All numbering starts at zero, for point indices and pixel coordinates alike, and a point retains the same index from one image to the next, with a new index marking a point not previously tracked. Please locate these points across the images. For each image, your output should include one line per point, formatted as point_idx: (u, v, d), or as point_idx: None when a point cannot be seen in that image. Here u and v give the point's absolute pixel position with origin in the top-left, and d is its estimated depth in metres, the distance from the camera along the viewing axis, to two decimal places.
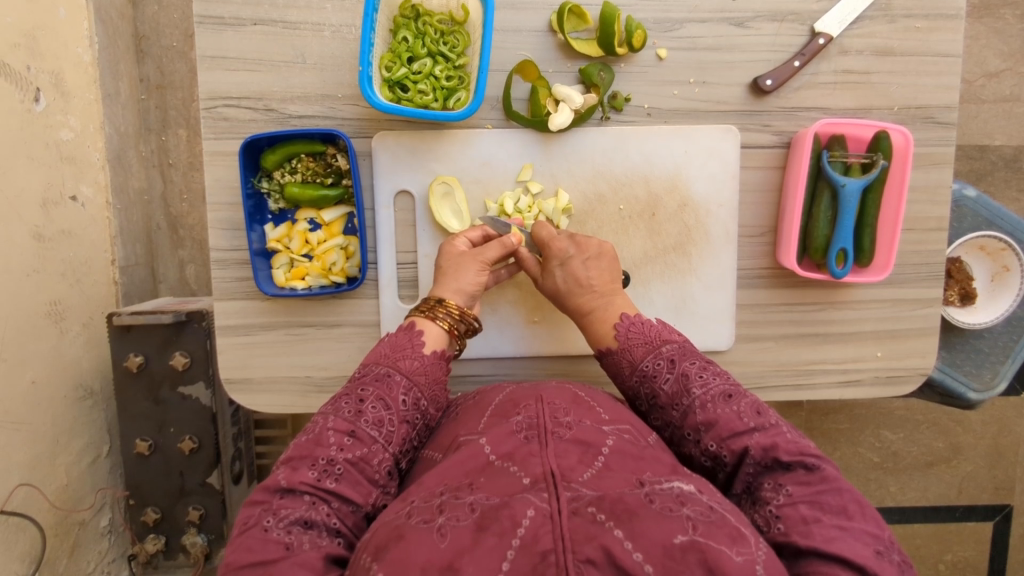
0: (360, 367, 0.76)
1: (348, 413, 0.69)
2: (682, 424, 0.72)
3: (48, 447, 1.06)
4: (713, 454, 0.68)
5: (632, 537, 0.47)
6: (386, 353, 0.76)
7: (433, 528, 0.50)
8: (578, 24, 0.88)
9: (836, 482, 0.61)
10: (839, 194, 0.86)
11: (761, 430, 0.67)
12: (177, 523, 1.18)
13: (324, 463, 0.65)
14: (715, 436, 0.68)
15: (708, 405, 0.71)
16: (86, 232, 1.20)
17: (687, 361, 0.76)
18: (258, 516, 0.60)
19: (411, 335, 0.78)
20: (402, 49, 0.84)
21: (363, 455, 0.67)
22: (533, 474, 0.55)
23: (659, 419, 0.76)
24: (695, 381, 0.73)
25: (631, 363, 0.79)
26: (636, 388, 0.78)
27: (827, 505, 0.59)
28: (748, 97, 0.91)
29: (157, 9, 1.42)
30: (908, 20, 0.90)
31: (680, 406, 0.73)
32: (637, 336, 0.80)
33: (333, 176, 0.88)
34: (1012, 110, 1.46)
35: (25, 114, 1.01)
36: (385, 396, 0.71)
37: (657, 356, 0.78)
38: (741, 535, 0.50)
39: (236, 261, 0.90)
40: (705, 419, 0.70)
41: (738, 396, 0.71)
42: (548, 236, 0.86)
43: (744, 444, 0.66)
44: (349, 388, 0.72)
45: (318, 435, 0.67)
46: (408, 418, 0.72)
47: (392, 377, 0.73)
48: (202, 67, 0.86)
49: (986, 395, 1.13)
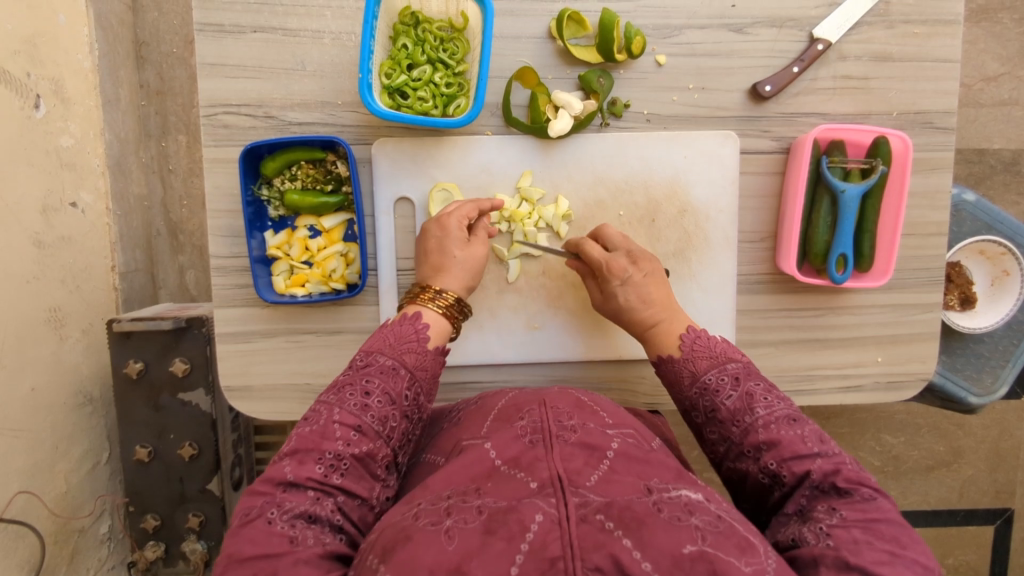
0: (362, 356, 0.75)
1: (355, 406, 0.68)
2: (742, 441, 0.71)
3: (47, 454, 1.06)
4: (771, 472, 0.68)
5: (641, 546, 0.47)
6: (390, 344, 0.75)
7: (440, 531, 0.50)
8: (578, 31, 0.88)
9: (892, 515, 0.60)
10: (839, 200, 0.87)
11: (824, 456, 0.66)
12: (177, 529, 1.17)
13: (331, 457, 0.64)
14: (776, 455, 0.68)
15: (772, 425, 0.70)
16: (86, 238, 1.20)
17: (752, 381, 0.75)
18: (262, 508, 0.60)
19: (415, 326, 0.78)
20: (401, 56, 0.84)
21: (369, 451, 0.66)
22: (540, 478, 0.55)
23: (715, 433, 0.75)
24: (760, 402, 0.73)
25: (693, 374, 0.79)
26: (696, 400, 0.78)
27: (881, 532, 0.58)
28: (747, 103, 0.91)
29: (157, 15, 1.43)
30: (906, 25, 0.90)
31: (741, 422, 0.72)
32: (702, 350, 0.80)
33: (333, 183, 0.88)
34: (1010, 114, 1.46)
35: (25, 121, 1.02)
36: (390, 391, 0.71)
37: (721, 371, 0.77)
38: (749, 545, 0.50)
39: (236, 267, 0.90)
40: (767, 438, 0.69)
41: (803, 422, 0.70)
42: (601, 259, 0.85)
43: (805, 468, 0.66)
44: (354, 378, 0.71)
45: (324, 427, 0.66)
46: (409, 412, 0.72)
47: (397, 371, 0.73)
48: (202, 75, 0.86)
49: (987, 399, 1.13)
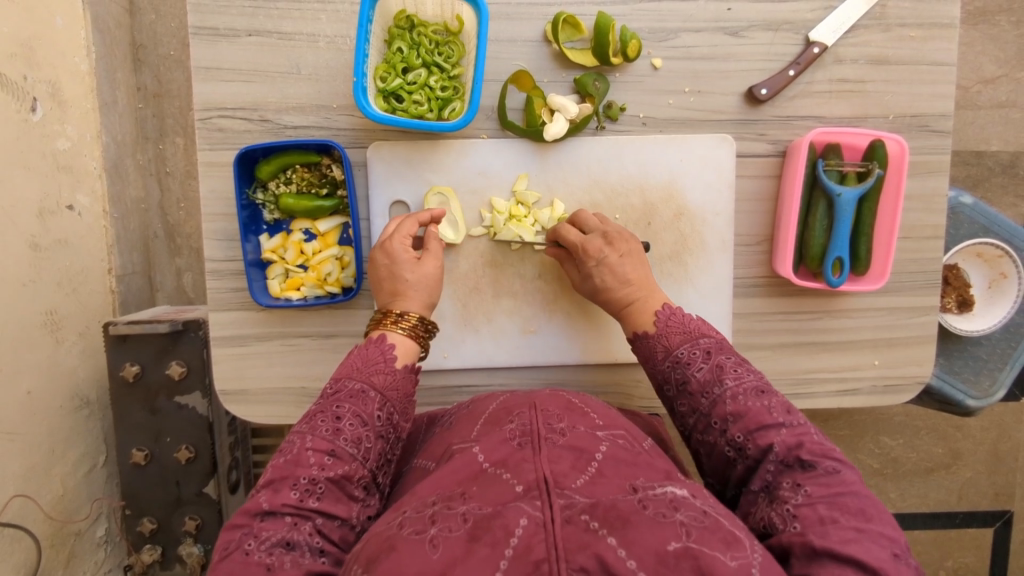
0: (331, 382, 0.74)
1: (326, 432, 0.68)
2: (710, 412, 0.71)
3: (43, 457, 1.06)
4: (738, 445, 0.68)
5: (625, 544, 0.47)
6: (358, 367, 0.74)
7: (425, 539, 0.50)
8: (573, 34, 0.88)
9: (856, 488, 0.61)
10: (835, 204, 0.86)
11: (788, 427, 0.67)
12: (173, 533, 1.17)
13: (305, 483, 0.64)
14: (743, 428, 0.68)
15: (740, 396, 0.70)
16: (83, 241, 1.20)
17: (723, 354, 0.75)
18: (239, 540, 0.60)
19: (382, 348, 0.77)
20: (396, 59, 0.84)
21: (345, 474, 0.66)
22: (526, 481, 0.55)
23: (685, 405, 0.75)
24: (729, 373, 0.72)
25: (665, 348, 0.78)
26: (667, 373, 0.77)
27: (846, 507, 0.59)
28: (743, 106, 0.91)
29: (154, 18, 1.43)
30: (902, 28, 0.90)
31: (711, 394, 0.72)
32: (676, 326, 0.80)
33: (328, 187, 0.88)
34: (1008, 116, 1.46)
35: (22, 124, 1.01)
36: (361, 413, 0.70)
37: (694, 346, 0.76)
38: (735, 539, 0.50)
39: (231, 271, 0.90)
40: (734, 410, 0.69)
41: (770, 393, 0.70)
42: (578, 240, 0.84)
43: (769, 440, 0.66)
44: (324, 405, 0.71)
45: (297, 455, 0.66)
46: (383, 432, 0.72)
47: (367, 393, 0.72)
48: (197, 78, 0.86)
49: (985, 402, 1.12)
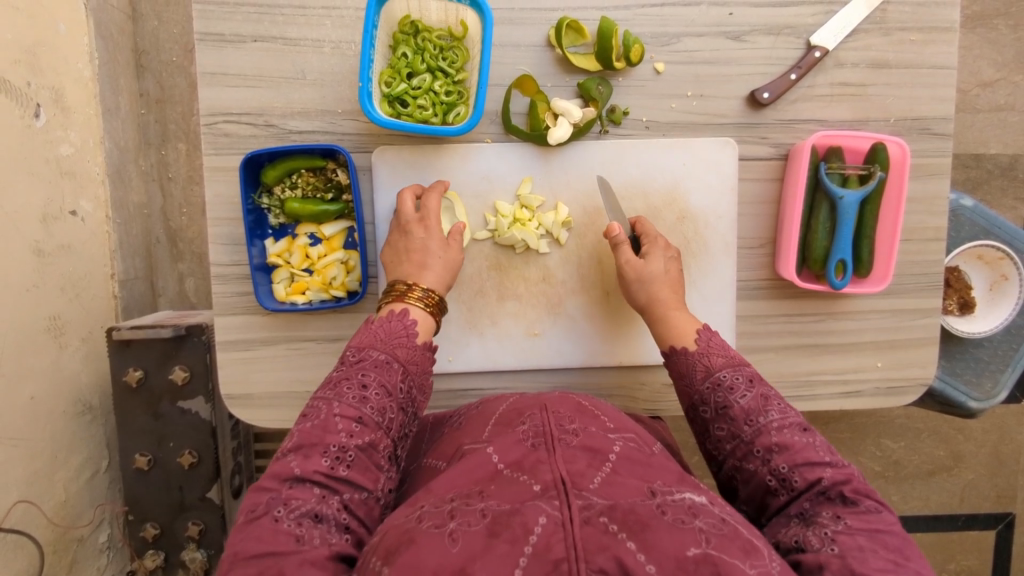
0: (354, 351, 0.75)
1: (353, 400, 0.69)
2: (752, 441, 0.71)
3: (46, 462, 1.06)
4: (781, 476, 0.67)
5: (645, 548, 0.47)
6: (383, 338, 0.76)
7: (444, 533, 0.50)
8: (577, 39, 0.89)
9: (896, 528, 0.61)
10: (838, 207, 0.87)
11: (833, 465, 0.67)
12: (176, 539, 1.16)
13: (336, 450, 0.65)
14: (788, 459, 0.68)
15: (786, 429, 0.70)
16: (86, 246, 1.20)
17: (766, 385, 0.75)
18: (269, 505, 0.60)
19: (405, 320, 0.78)
20: (401, 64, 0.84)
21: (372, 442, 0.67)
22: (544, 481, 0.55)
23: (723, 429, 0.74)
24: (775, 405, 0.72)
25: (706, 368, 0.78)
26: (706, 395, 0.76)
27: (885, 542, 0.59)
28: (745, 110, 0.92)
29: (156, 24, 1.43)
30: (903, 32, 0.91)
31: (754, 423, 0.71)
32: (718, 348, 0.80)
33: (334, 191, 0.88)
34: (1007, 119, 1.47)
35: (25, 130, 1.02)
36: (386, 383, 0.72)
37: (737, 371, 0.76)
38: (753, 548, 0.50)
39: (236, 275, 0.90)
40: (781, 441, 0.69)
41: (814, 432, 0.70)
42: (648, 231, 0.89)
43: (816, 475, 0.66)
44: (349, 373, 0.72)
45: (325, 421, 0.67)
46: (405, 405, 0.73)
47: (392, 364, 0.74)
48: (203, 84, 0.86)
49: (987, 404, 1.13)
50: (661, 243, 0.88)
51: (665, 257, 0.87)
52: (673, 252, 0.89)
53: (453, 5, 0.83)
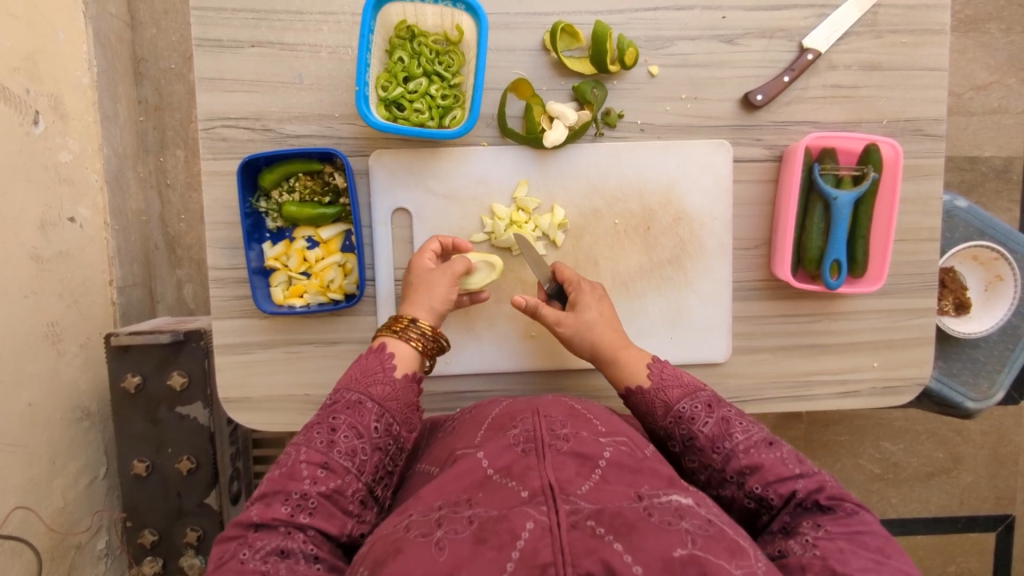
0: (331, 393, 0.75)
1: (320, 444, 0.69)
2: (723, 468, 0.71)
3: (44, 469, 1.05)
4: (758, 497, 0.68)
5: (631, 549, 0.47)
6: (357, 378, 0.75)
7: (431, 542, 0.50)
8: (571, 42, 0.90)
9: (875, 528, 0.62)
10: (832, 207, 0.88)
11: (805, 476, 0.68)
12: (174, 545, 1.16)
13: (297, 497, 0.65)
14: (761, 479, 0.68)
15: (752, 450, 0.70)
16: (84, 253, 1.21)
17: (724, 407, 0.75)
18: (233, 550, 0.61)
19: (382, 357, 0.77)
20: (397, 69, 0.85)
21: (337, 488, 0.67)
22: (532, 487, 0.55)
23: (695, 461, 0.74)
24: (736, 426, 0.73)
25: (665, 403, 0.77)
26: (671, 429, 0.76)
27: (865, 544, 0.60)
28: (739, 112, 0.93)
29: (155, 32, 1.44)
30: (894, 35, 0.92)
31: (722, 449, 0.71)
32: (671, 379, 0.79)
33: (331, 195, 0.89)
34: (1000, 122, 1.48)
35: (24, 137, 1.02)
36: (357, 425, 0.71)
37: (694, 400, 0.76)
38: (739, 548, 0.51)
39: (234, 279, 0.90)
40: (750, 463, 0.69)
41: (779, 444, 0.71)
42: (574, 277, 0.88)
43: (791, 488, 0.67)
44: (322, 417, 0.72)
45: (291, 468, 0.67)
46: (381, 444, 0.72)
47: (364, 404, 0.73)
48: (201, 89, 0.87)
49: (983, 404, 1.13)
50: (587, 286, 0.87)
51: (596, 301, 0.86)
52: (601, 291, 0.88)
53: (448, 10, 0.83)
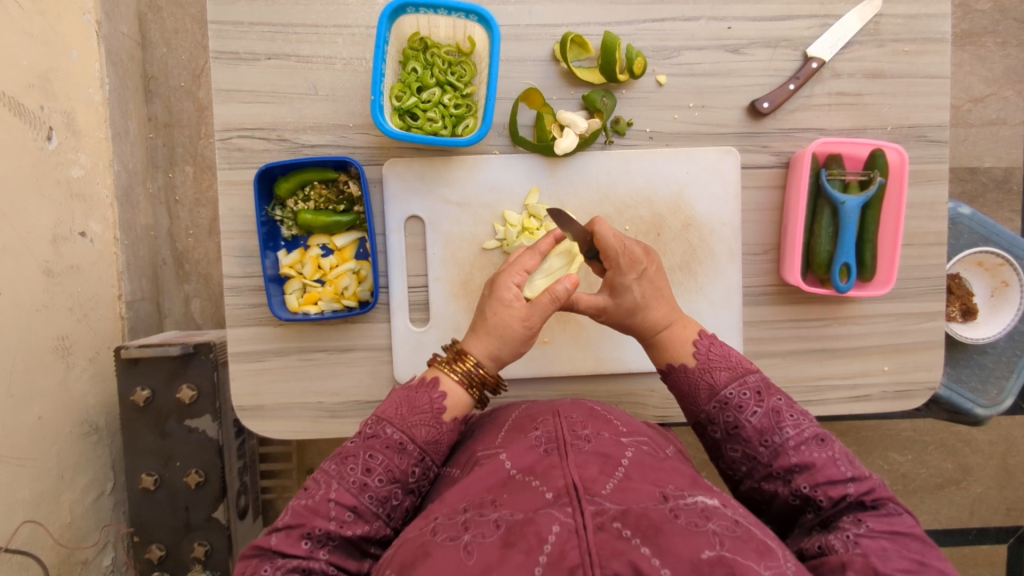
0: (371, 422, 0.72)
1: (353, 484, 0.67)
2: (770, 462, 0.70)
3: (53, 483, 1.05)
4: (805, 496, 0.67)
5: (659, 553, 0.47)
6: (401, 414, 0.72)
7: (459, 546, 0.50)
8: (581, 53, 0.92)
9: (917, 531, 0.63)
10: (840, 212, 0.89)
11: (857, 479, 0.67)
12: (181, 560, 1.15)
13: (321, 535, 0.64)
14: (810, 479, 0.67)
15: (803, 447, 0.69)
16: (94, 267, 1.21)
17: (775, 396, 0.73)
18: (256, 567, 0.62)
19: (431, 395, 0.74)
20: (411, 79, 0.86)
21: (364, 534, 0.66)
22: (555, 488, 0.55)
23: (737, 451, 0.73)
24: (788, 419, 0.71)
25: (710, 386, 0.76)
26: (714, 415, 0.75)
27: (908, 546, 0.60)
28: (746, 120, 0.94)
29: (166, 51, 1.47)
30: (896, 44, 0.94)
31: (770, 442, 0.70)
32: (719, 359, 0.78)
33: (345, 203, 0.91)
34: (999, 133, 1.50)
35: (38, 152, 1.03)
36: (393, 469, 0.69)
37: (742, 385, 0.74)
38: (767, 549, 0.50)
39: (249, 287, 0.91)
40: (801, 461, 0.68)
41: (831, 441, 0.70)
42: (616, 246, 0.79)
43: (840, 492, 0.66)
44: (358, 450, 0.69)
45: (319, 503, 0.66)
46: (413, 489, 0.70)
47: (405, 447, 0.70)
48: (218, 100, 0.89)
49: (993, 410, 1.13)
50: (624, 262, 0.79)
51: (637, 281, 0.79)
52: (640, 265, 0.79)
53: (461, 22, 0.85)
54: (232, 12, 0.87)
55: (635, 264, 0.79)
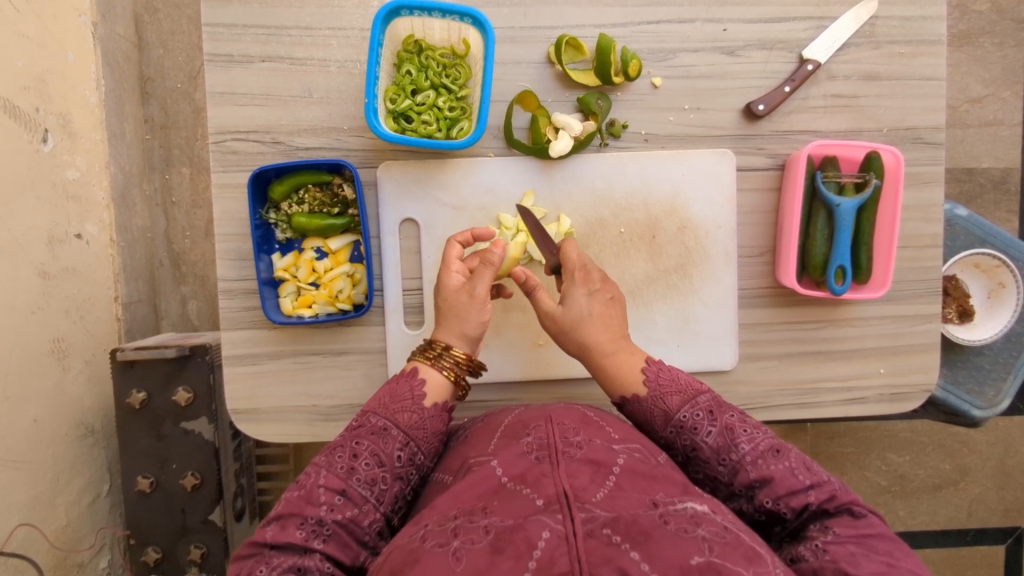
0: (358, 416, 0.73)
1: (340, 469, 0.67)
2: (731, 481, 0.70)
3: (48, 486, 1.04)
4: (769, 510, 0.68)
5: (648, 558, 0.47)
6: (385, 403, 0.73)
7: (447, 552, 0.50)
8: (576, 55, 0.91)
9: (883, 530, 0.63)
10: (835, 215, 0.89)
11: (816, 486, 0.67)
12: (178, 563, 1.14)
13: (313, 523, 0.64)
14: (771, 493, 0.67)
15: (760, 460, 0.69)
16: (90, 269, 1.21)
17: (727, 412, 0.73)
18: (251, 567, 0.61)
19: (411, 383, 0.74)
20: (405, 82, 0.87)
21: (354, 518, 0.65)
22: (547, 495, 0.55)
23: (700, 472, 0.73)
24: (742, 435, 0.71)
25: (664, 412, 0.76)
26: (672, 440, 0.75)
27: (874, 548, 0.60)
28: (741, 122, 0.94)
29: (162, 52, 1.46)
30: (892, 46, 0.94)
31: (728, 460, 0.71)
32: (668, 384, 0.77)
33: (340, 206, 0.90)
34: (997, 134, 1.50)
35: (33, 154, 1.03)
36: (379, 453, 0.69)
37: (694, 406, 0.74)
38: (756, 555, 0.50)
39: (243, 290, 0.91)
40: (760, 476, 0.68)
41: (787, 450, 0.70)
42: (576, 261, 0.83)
43: (801, 502, 0.67)
44: (344, 440, 0.70)
45: (309, 492, 0.66)
46: (402, 474, 0.70)
47: (388, 431, 0.71)
48: (212, 103, 0.88)
49: (990, 412, 1.13)
50: (579, 277, 0.83)
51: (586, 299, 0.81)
52: (594, 283, 0.83)
53: (455, 24, 0.85)
54: (226, 15, 0.87)
55: (589, 281, 0.83)
